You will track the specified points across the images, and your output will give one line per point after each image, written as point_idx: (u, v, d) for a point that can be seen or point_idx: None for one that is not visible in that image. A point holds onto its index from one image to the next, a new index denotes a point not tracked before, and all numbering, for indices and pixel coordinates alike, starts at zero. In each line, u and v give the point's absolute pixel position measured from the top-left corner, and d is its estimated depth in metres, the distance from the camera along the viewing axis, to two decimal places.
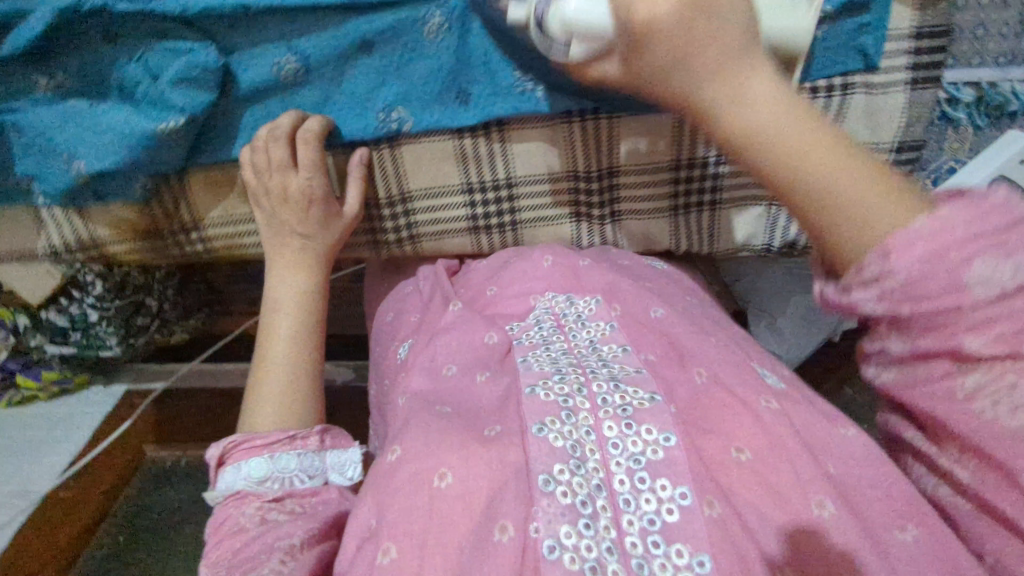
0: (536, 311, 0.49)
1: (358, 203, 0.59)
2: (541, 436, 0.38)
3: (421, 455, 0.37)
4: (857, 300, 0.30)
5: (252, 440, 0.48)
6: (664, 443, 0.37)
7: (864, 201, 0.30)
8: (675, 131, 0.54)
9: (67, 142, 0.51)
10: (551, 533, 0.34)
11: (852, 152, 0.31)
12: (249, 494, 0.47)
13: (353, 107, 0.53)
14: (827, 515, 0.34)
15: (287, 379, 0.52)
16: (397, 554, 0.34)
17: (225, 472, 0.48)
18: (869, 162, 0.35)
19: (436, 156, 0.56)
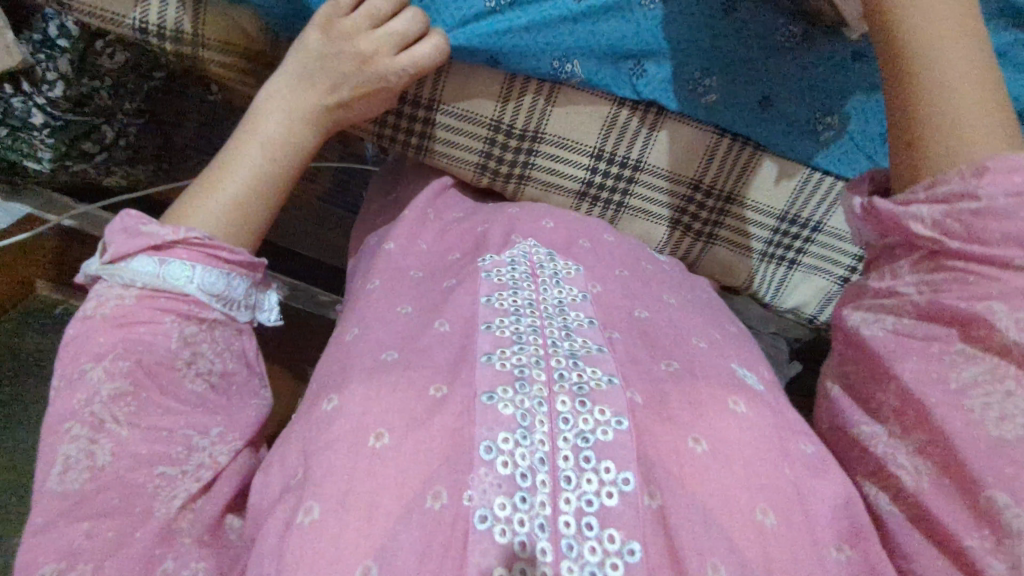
0: (515, 248, 0.48)
1: (487, 123, 0.56)
2: (490, 404, 0.36)
3: (361, 410, 0.35)
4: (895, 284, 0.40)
5: (219, 251, 0.44)
6: (615, 426, 0.36)
7: (976, 137, 0.37)
8: (805, 179, 0.59)
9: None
10: (485, 503, 0.32)
11: (990, 115, 0.38)
12: (132, 281, 0.42)
13: (530, 42, 0.51)
14: (768, 523, 0.34)
15: (235, 208, 0.46)
16: (320, 514, 0.32)
17: (166, 267, 0.42)
18: (998, 119, 0.38)
19: (590, 114, 0.56)
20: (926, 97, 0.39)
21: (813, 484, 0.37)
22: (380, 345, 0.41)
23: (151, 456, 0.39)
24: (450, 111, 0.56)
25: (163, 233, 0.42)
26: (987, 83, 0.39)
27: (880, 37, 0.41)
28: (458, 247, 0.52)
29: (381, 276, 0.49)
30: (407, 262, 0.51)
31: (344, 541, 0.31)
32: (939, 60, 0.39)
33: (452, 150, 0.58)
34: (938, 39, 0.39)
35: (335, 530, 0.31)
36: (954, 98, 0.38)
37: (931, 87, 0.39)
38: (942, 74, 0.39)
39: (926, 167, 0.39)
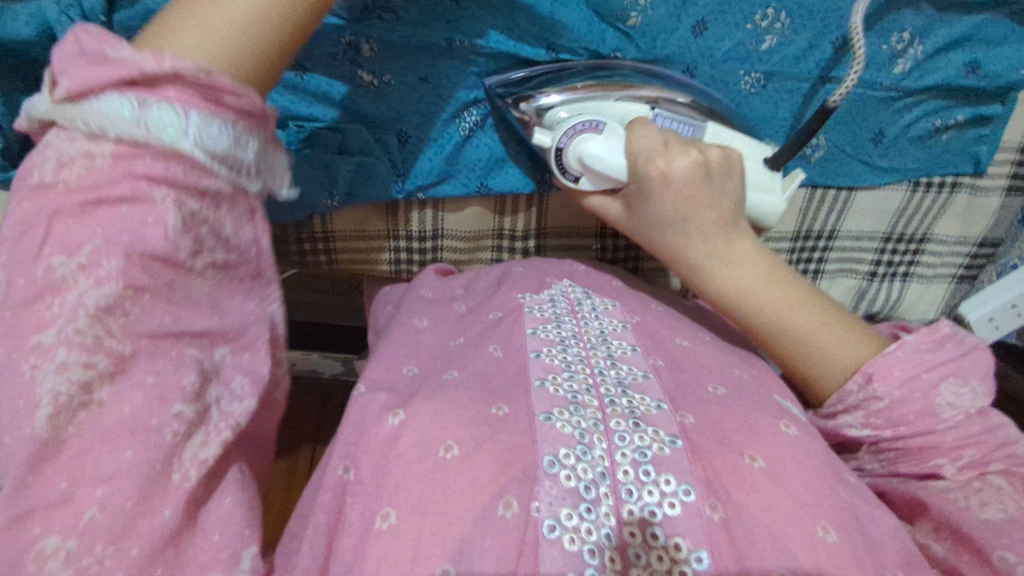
0: (553, 290, 0.50)
1: (491, 231, 0.63)
2: (549, 424, 0.37)
3: (427, 428, 0.37)
4: (841, 425, 0.47)
5: (219, 92, 0.34)
6: (671, 444, 0.37)
7: (834, 349, 0.46)
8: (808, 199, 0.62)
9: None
10: (552, 512, 0.34)
11: (833, 317, 0.47)
12: (105, 128, 0.33)
13: (508, 164, 0.58)
14: (830, 540, 0.34)
15: (240, 27, 0.37)
16: (396, 519, 0.33)
17: (149, 113, 0.33)
18: (852, 335, 0.46)
19: (582, 202, 0.62)
20: (791, 346, 0.46)
21: (867, 506, 0.37)
22: (437, 370, 0.43)
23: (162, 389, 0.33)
24: (455, 233, 0.63)
25: (138, 59, 0.33)
26: (808, 293, 0.47)
27: (707, 286, 0.48)
28: (502, 281, 0.54)
29: (425, 314, 0.52)
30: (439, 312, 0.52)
31: (421, 549, 0.32)
32: (792, 324, 0.46)
33: (466, 254, 0.65)
34: (755, 286, 0.46)
35: (411, 537, 0.33)
36: (799, 333, 0.46)
37: (788, 336, 0.46)
38: (782, 318, 0.46)
39: (819, 376, 0.47)
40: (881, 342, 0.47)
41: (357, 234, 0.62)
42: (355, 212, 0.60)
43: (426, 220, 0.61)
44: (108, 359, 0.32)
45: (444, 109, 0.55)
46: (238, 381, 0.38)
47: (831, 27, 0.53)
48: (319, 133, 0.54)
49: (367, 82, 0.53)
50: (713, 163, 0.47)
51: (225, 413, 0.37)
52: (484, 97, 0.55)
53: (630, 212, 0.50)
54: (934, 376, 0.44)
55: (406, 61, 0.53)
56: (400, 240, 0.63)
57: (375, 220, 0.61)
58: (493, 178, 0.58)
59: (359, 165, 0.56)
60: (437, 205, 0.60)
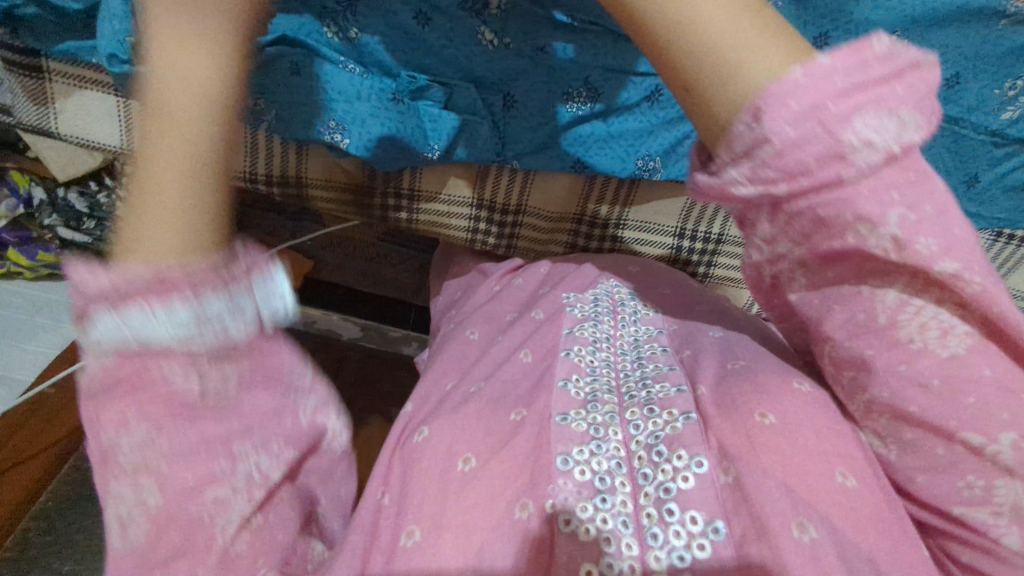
0: (597, 288, 0.51)
1: (571, 216, 0.62)
2: (564, 425, 0.38)
3: (454, 439, 0.38)
4: (725, 183, 0.32)
5: (153, 295, 0.26)
6: (684, 420, 0.37)
7: (745, 64, 0.30)
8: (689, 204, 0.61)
9: (347, 115, 0.51)
10: (567, 504, 0.35)
11: (754, 19, 0.30)
12: (126, 353, 0.27)
13: (610, 146, 0.55)
14: (849, 485, 0.34)
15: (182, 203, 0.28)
16: (421, 536, 0.34)
17: (131, 317, 0.26)
18: (782, 52, 0.30)
19: (668, 200, 0.60)
20: (693, 69, 0.30)
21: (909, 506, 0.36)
22: (468, 380, 0.44)
23: None
24: (537, 212, 0.62)
25: (95, 283, 0.26)
26: (758, 7, 0.31)
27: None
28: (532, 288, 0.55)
29: (479, 325, 0.52)
30: (504, 310, 0.53)
31: (443, 560, 0.33)
32: (688, 3, 0.29)
33: (539, 241, 0.65)
34: (705, 5, 0.29)
35: (434, 549, 0.34)
36: (704, 19, 0.29)
37: (687, 39, 0.30)
38: (704, 35, 0.30)
39: (702, 88, 0.31)
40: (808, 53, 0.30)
41: (442, 199, 0.60)
42: (445, 175, 0.59)
43: (512, 192, 0.60)
44: None
45: (557, 81, 0.52)
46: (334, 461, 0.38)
47: (949, 63, 0.49)
48: (429, 86, 0.52)
49: (487, 42, 0.50)
50: None
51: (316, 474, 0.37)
52: (596, 82, 0.52)
53: None
54: (873, 87, 0.29)
55: (532, 25, 0.50)
56: (481, 213, 0.62)
57: (461, 186, 0.60)
58: (590, 155, 0.55)
59: (460, 126, 0.53)
60: (528, 177, 0.59)
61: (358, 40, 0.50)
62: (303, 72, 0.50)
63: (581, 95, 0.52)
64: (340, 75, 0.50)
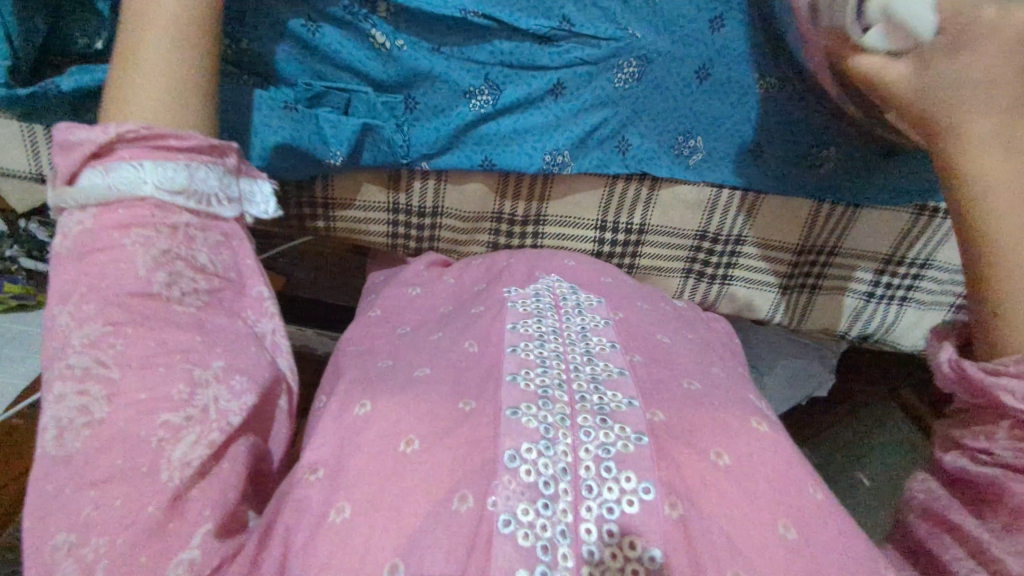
0: (538, 284, 0.49)
1: (489, 214, 0.60)
2: (515, 418, 0.37)
3: (393, 421, 0.37)
4: (996, 389, 0.34)
5: (166, 139, 0.38)
6: (636, 441, 0.36)
7: (985, 178, 0.37)
8: (608, 194, 0.59)
9: (239, 127, 0.50)
10: (508, 507, 0.34)
11: (1011, 137, 0.37)
12: (141, 157, 0.37)
13: (516, 141, 0.54)
14: (789, 538, 0.34)
15: (173, 81, 0.40)
16: (351, 513, 0.33)
17: (113, 173, 0.37)
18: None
19: (584, 192, 0.59)
20: (997, 249, 0.36)
21: (834, 508, 0.37)
22: (412, 364, 0.43)
23: (156, 392, 0.34)
24: (453, 214, 0.60)
25: (89, 135, 0.37)
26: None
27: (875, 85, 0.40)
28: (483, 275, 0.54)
29: (411, 331, 0.49)
30: (436, 311, 0.51)
31: (373, 547, 0.32)
32: (964, 82, 0.37)
33: (459, 243, 0.63)
34: (1013, 189, 0.36)
35: (365, 531, 0.33)
36: (1021, 228, 0.36)
37: (959, 142, 0.38)
38: (993, 182, 0.36)
39: (924, 114, 0.39)
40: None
41: (357, 205, 0.59)
42: (353, 176, 0.57)
43: (426, 193, 0.58)
44: (99, 385, 0.33)
45: (456, 80, 0.52)
46: (234, 381, 0.37)
47: None
48: (326, 94, 0.52)
49: (378, 44, 0.50)
50: (1013, 23, 0.36)
51: (221, 414, 0.36)
52: (495, 78, 0.52)
53: (920, 75, 0.39)
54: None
55: (422, 33, 0.51)
56: (397, 215, 0.60)
57: (375, 191, 0.58)
58: (496, 152, 0.55)
59: (362, 130, 0.52)
60: (440, 178, 0.57)
61: (251, 50, 0.51)
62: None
63: (481, 92, 0.52)
64: (232, 89, 0.50)
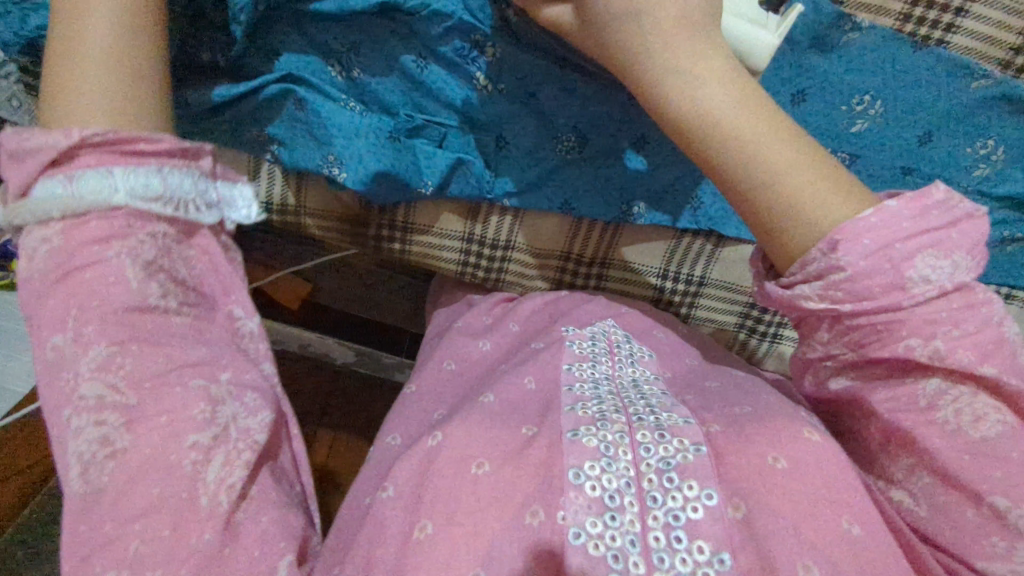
0: (594, 328, 0.51)
1: (559, 253, 0.62)
2: (576, 440, 0.39)
3: (463, 446, 0.40)
4: (796, 298, 0.38)
5: (135, 143, 0.40)
6: (695, 451, 0.38)
7: (749, 126, 0.38)
8: (677, 245, 0.60)
9: (345, 150, 0.52)
10: (577, 521, 0.36)
11: (741, 93, 0.39)
12: (108, 168, 0.39)
13: (599, 188, 0.56)
14: (855, 532, 0.35)
15: (124, 79, 0.41)
16: (432, 530, 0.36)
17: (79, 183, 0.38)
18: (841, 187, 0.38)
19: (654, 241, 0.60)
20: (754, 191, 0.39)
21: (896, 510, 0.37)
22: (475, 395, 0.45)
23: (175, 426, 0.36)
24: (527, 249, 0.62)
25: (51, 139, 0.38)
26: (809, 144, 0.39)
27: (613, 23, 0.39)
28: (536, 317, 0.57)
29: (465, 368, 0.53)
30: (491, 348, 0.54)
31: (453, 561, 0.35)
32: (666, 57, 0.39)
33: (524, 278, 0.64)
34: (786, 174, 0.38)
35: (444, 546, 0.35)
36: (777, 174, 0.38)
37: (674, 108, 0.39)
38: (753, 152, 0.38)
39: (658, 85, 0.39)
40: (876, 203, 0.38)
41: (433, 232, 0.61)
42: (436, 207, 0.59)
43: (501, 229, 0.60)
44: (117, 414, 0.36)
45: (550, 129, 0.54)
46: (249, 397, 0.40)
47: (924, 121, 0.53)
48: (425, 127, 0.54)
49: (481, 86, 0.52)
50: None
51: (243, 432, 0.39)
52: (586, 129, 0.53)
53: (591, 32, 0.41)
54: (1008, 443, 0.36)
55: (524, 79, 0.52)
56: (471, 246, 0.61)
57: (453, 221, 0.60)
58: (579, 199, 0.56)
59: (454, 164, 0.54)
60: (517, 216, 0.59)
61: (359, 80, 0.53)
62: (310, 108, 0.52)
63: (569, 140, 0.54)
64: (342, 114, 0.52)
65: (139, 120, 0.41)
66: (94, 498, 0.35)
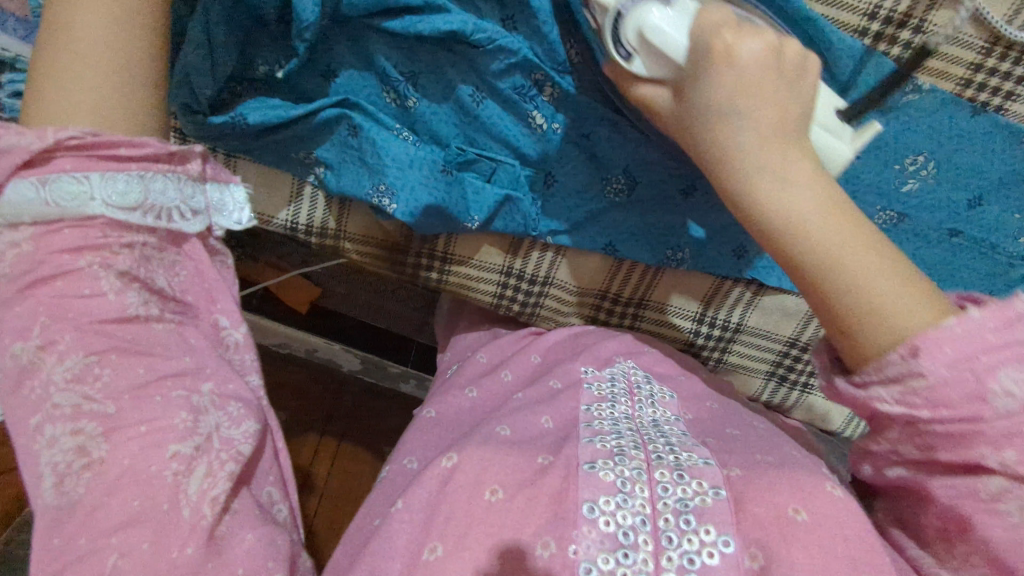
0: (614, 368, 0.51)
1: (596, 292, 0.62)
2: (593, 473, 0.39)
3: (477, 471, 0.39)
4: (871, 399, 0.37)
5: (117, 148, 0.41)
6: (714, 495, 0.38)
7: (824, 224, 0.38)
8: (714, 291, 0.60)
9: (398, 180, 0.52)
10: (589, 556, 0.35)
11: (823, 191, 0.39)
12: (84, 171, 0.40)
13: (642, 233, 0.57)
14: None
15: (115, 91, 0.44)
16: (443, 552, 0.36)
17: (54, 186, 0.39)
18: (921, 296, 0.36)
19: (692, 286, 0.60)
20: (817, 277, 0.38)
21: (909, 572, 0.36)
22: (493, 422, 0.45)
23: (155, 436, 0.38)
24: (564, 285, 0.62)
25: (25, 139, 0.38)
26: (886, 249, 0.38)
27: (690, 108, 0.41)
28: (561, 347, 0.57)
29: (482, 391, 0.53)
30: (514, 373, 0.55)
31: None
32: (743, 149, 0.39)
33: (559, 313, 0.65)
34: (862, 280, 0.37)
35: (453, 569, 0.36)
36: (851, 280, 0.37)
37: (745, 200, 0.40)
38: (832, 260, 0.38)
39: (727, 175, 0.40)
40: (955, 312, 0.35)
41: (473, 263, 0.61)
42: (479, 239, 0.59)
43: (542, 264, 0.61)
44: (94, 422, 0.37)
45: (599, 173, 0.54)
46: (231, 407, 0.43)
47: (976, 185, 0.52)
48: (476, 160, 0.54)
49: (536, 125, 0.52)
50: (788, 53, 0.40)
51: (226, 442, 0.41)
52: (636, 171, 0.53)
53: (681, 107, 0.41)
54: None
55: (580, 121, 0.52)
56: (508, 280, 0.62)
57: (493, 254, 0.60)
58: (621, 241, 0.57)
59: (502, 201, 0.54)
60: (559, 252, 0.60)
61: (415, 109, 0.52)
62: (364, 134, 0.52)
63: (618, 184, 0.54)
64: (396, 144, 0.52)
65: (125, 125, 0.45)
66: (65, 512, 0.37)
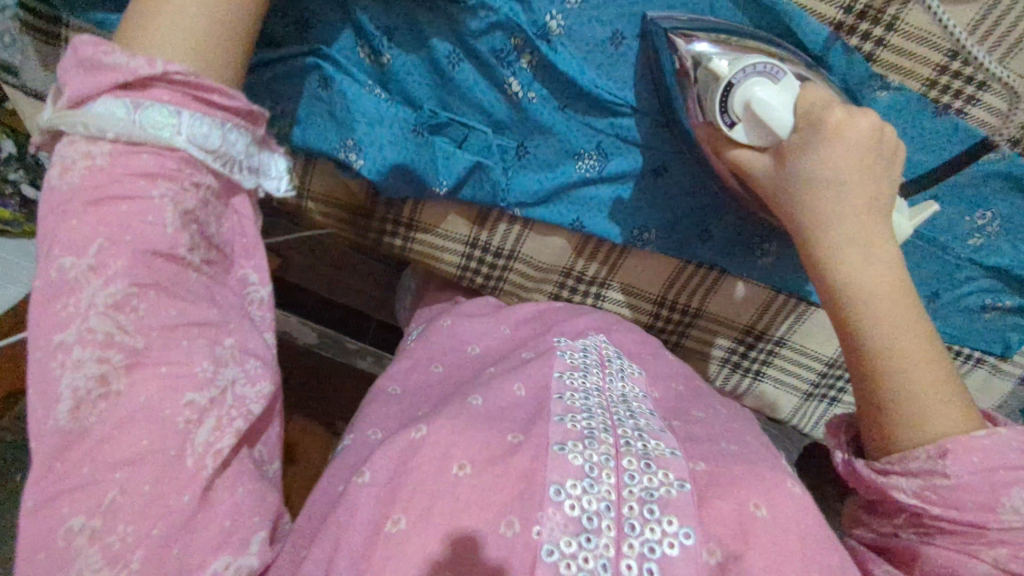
0: (584, 343, 0.51)
1: (559, 270, 0.61)
2: (562, 454, 0.38)
3: (443, 444, 0.39)
4: (888, 486, 0.41)
5: (211, 94, 0.38)
6: (679, 487, 0.38)
7: (867, 286, 0.42)
8: (674, 273, 0.60)
9: (366, 136, 0.51)
10: (551, 538, 0.36)
11: (887, 264, 0.42)
12: (175, 106, 0.37)
13: (610, 209, 0.55)
14: None
15: (216, 26, 0.39)
16: (406, 525, 0.36)
17: (142, 114, 0.36)
18: (952, 410, 0.40)
19: (652, 269, 0.60)
20: (879, 369, 0.42)
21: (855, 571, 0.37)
22: (463, 395, 0.44)
23: (173, 379, 0.35)
24: (527, 261, 0.61)
25: (129, 62, 0.36)
26: (932, 338, 0.42)
27: (798, 180, 0.44)
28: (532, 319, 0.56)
29: (446, 362, 0.52)
30: (486, 345, 0.54)
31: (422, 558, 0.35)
32: (827, 203, 0.43)
33: (523, 289, 0.64)
34: (915, 358, 0.41)
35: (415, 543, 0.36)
36: (903, 378, 0.41)
37: (818, 251, 0.44)
38: (897, 363, 0.41)
39: (792, 211, 0.45)
40: (980, 426, 0.40)
41: (437, 232, 0.60)
42: (444, 209, 0.58)
43: (506, 238, 0.59)
44: (121, 354, 0.34)
45: (575, 142, 0.52)
46: (250, 364, 0.40)
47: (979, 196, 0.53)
48: (449, 125, 0.52)
49: (511, 92, 0.51)
50: (887, 137, 0.43)
51: (239, 399, 0.39)
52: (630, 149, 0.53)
53: (777, 177, 0.45)
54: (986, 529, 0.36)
55: (558, 89, 0.50)
56: (472, 251, 0.60)
57: (460, 224, 0.59)
58: (589, 217, 0.56)
59: (473, 167, 0.53)
60: (526, 225, 0.58)
61: (388, 65, 0.51)
62: (335, 89, 0.51)
63: (592, 157, 0.53)
64: (366, 99, 0.51)
65: (201, 60, 0.39)
66: (76, 436, 0.33)
